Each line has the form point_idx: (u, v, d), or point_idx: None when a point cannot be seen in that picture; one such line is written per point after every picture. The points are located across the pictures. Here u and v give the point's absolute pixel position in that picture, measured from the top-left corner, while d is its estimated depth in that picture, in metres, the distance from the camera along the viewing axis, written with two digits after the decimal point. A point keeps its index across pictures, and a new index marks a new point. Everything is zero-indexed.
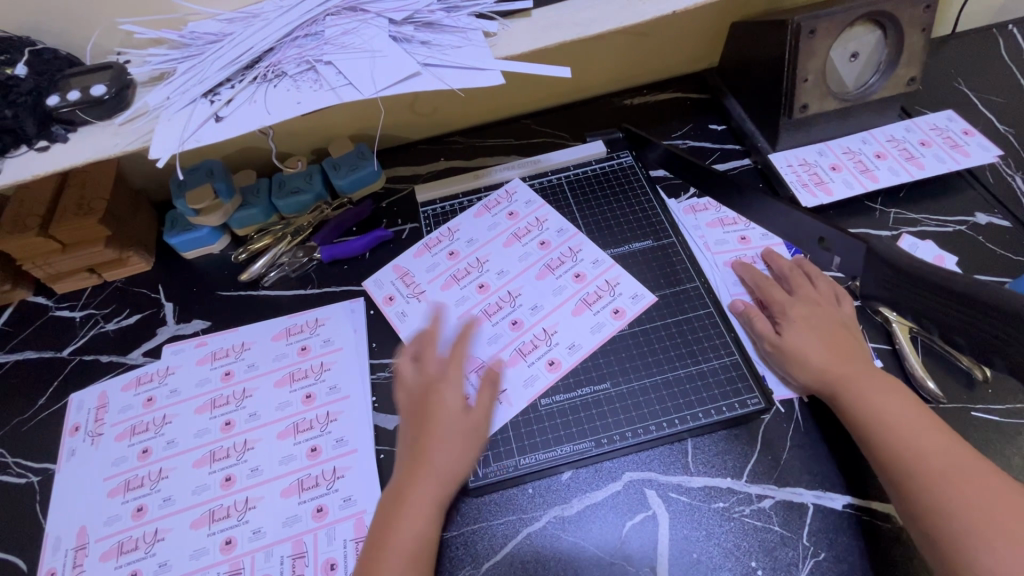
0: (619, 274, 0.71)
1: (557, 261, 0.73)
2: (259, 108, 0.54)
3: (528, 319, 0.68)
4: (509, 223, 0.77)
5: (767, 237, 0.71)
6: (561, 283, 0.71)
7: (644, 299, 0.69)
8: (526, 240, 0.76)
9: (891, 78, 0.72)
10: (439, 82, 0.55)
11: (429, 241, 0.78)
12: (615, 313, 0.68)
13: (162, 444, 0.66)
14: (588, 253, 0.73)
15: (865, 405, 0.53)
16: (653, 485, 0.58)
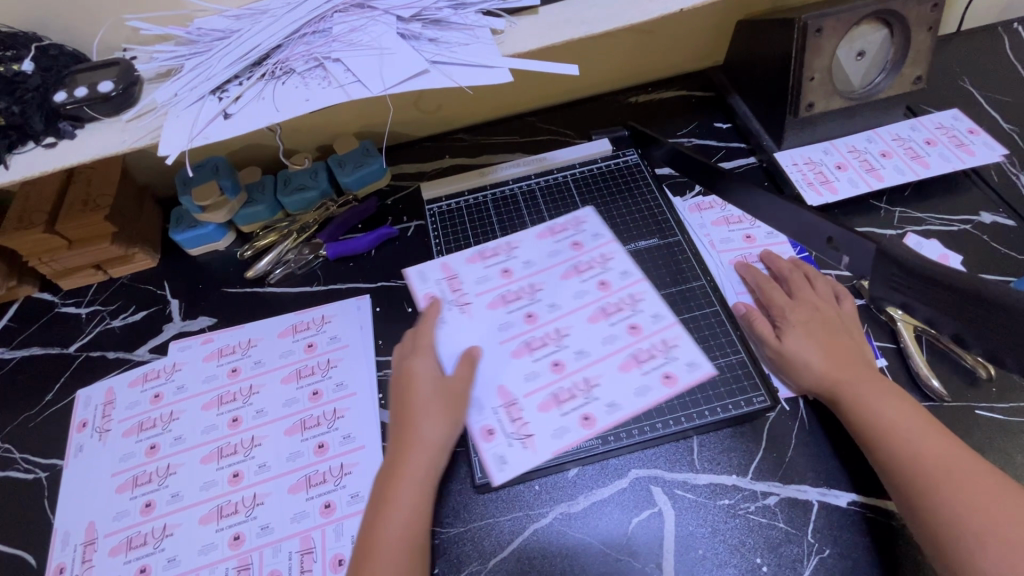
0: (678, 334, 0.65)
1: (614, 307, 0.68)
2: (267, 105, 0.54)
3: (570, 363, 0.64)
4: (572, 252, 0.73)
5: (771, 236, 0.72)
6: (614, 332, 0.66)
7: (701, 370, 0.62)
8: (587, 275, 0.71)
9: (898, 76, 0.72)
10: (447, 79, 0.55)
11: (485, 249, 0.75)
12: (666, 380, 0.62)
13: (170, 441, 0.66)
14: (651, 303, 0.68)
15: (866, 408, 0.54)
16: (660, 482, 0.59)
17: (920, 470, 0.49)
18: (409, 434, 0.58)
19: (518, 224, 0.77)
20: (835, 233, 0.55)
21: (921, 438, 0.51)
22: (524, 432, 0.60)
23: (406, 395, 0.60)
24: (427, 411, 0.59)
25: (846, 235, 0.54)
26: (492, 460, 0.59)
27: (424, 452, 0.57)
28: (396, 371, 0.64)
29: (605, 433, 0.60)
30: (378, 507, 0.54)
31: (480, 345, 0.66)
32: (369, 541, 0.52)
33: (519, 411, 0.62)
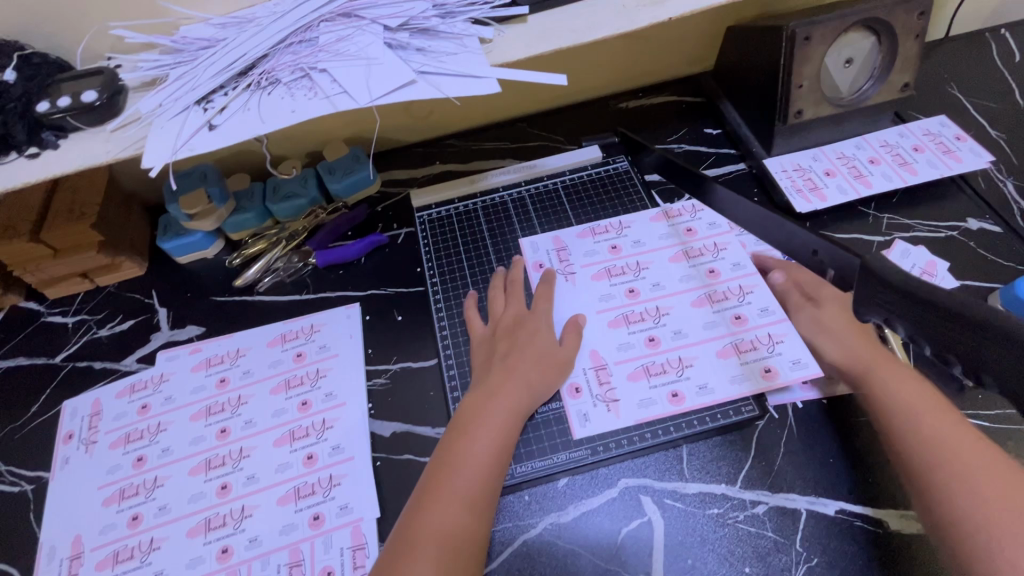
0: (785, 330, 0.64)
1: (720, 295, 0.68)
2: (253, 116, 0.54)
3: (666, 341, 0.66)
4: (684, 238, 0.74)
5: (759, 244, 0.72)
6: (717, 318, 0.67)
7: (805, 370, 0.62)
8: (696, 261, 0.72)
9: (886, 84, 0.73)
10: (434, 90, 0.54)
11: (597, 226, 0.76)
12: (764, 373, 0.62)
13: (157, 452, 0.65)
14: (760, 297, 0.67)
15: (885, 390, 0.54)
16: (649, 491, 0.59)
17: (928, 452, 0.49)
18: (499, 388, 0.59)
19: (508, 232, 0.78)
20: (819, 248, 0.44)
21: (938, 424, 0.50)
22: (609, 397, 0.63)
23: (509, 337, 0.65)
24: (522, 345, 0.63)
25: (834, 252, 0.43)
26: (576, 415, 0.62)
27: (507, 409, 0.58)
28: (494, 325, 0.67)
29: (695, 413, 0.61)
30: (452, 448, 0.55)
31: (582, 312, 0.69)
32: (435, 478, 0.53)
33: (607, 375, 0.64)
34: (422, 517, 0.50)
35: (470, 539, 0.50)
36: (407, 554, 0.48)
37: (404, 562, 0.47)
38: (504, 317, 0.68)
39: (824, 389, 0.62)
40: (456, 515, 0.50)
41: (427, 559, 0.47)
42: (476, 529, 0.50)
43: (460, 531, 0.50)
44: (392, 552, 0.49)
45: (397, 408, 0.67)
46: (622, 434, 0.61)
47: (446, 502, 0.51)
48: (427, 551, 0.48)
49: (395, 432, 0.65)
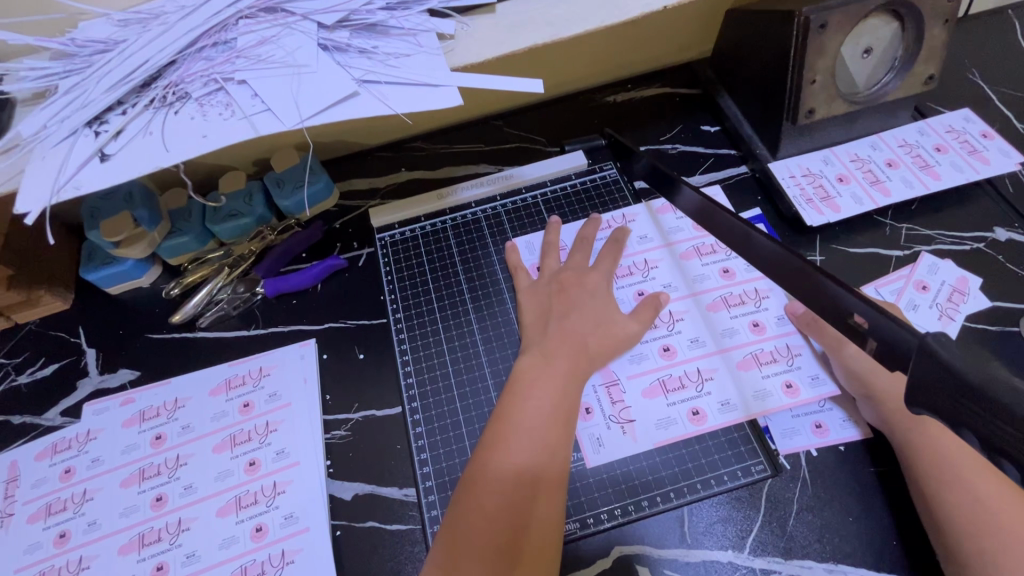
0: (804, 340, 0.58)
1: (735, 299, 0.62)
2: (155, 143, 0.43)
3: (682, 351, 0.59)
4: (696, 232, 0.66)
5: (751, 269, 0.63)
6: (734, 325, 0.60)
7: (825, 387, 0.56)
8: (708, 260, 0.64)
9: (908, 76, 0.64)
10: (380, 104, 0.44)
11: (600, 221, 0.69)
12: (786, 388, 0.56)
13: (82, 527, 0.57)
14: (777, 303, 0.61)
15: (930, 448, 0.48)
16: (647, 561, 0.51)
17: (981, 533, 0.43)
18: (564, 328, 0.57)
19: (480, 254, 0.68)
20: (857, 307, 0.37)
21: (996, 497, 0.44)
22: (624, 417, 0.56)
23: (575, 282, 0.61)
24: (588, 292, 0.60)
25: (876, 319, 0.35)
26: (587, 441, 0.55)
27: (575, 345, 0.56)
28: (551, 276, 0.63)
29: (718, 432, 0.55)
30: (516, 394, 0.52)
31: None
32: (499, 424, 0.51)
33: (620, 392, 0.57)
34: (490, 460, 0.48)
35: (542, 480, 0.48)
36: (478, 492, 0.47)
37: (475, 501, 0.47)
38: (563, 269, 0.63)
39: (841, 435, 0.54)
40: (524, 458, 0.48)
41: (499, 497, 0.47)
42: (549, 471, 0.48)
43: (532, 473, 0.48)
44: (462, 492, 0.48)
45: (358, 466, 0.58)
46: (639, 459, 0.55)
47: (514, 446, 0.49)
48: (497, 490, 0.47)
49: (357, 495, 0.57)
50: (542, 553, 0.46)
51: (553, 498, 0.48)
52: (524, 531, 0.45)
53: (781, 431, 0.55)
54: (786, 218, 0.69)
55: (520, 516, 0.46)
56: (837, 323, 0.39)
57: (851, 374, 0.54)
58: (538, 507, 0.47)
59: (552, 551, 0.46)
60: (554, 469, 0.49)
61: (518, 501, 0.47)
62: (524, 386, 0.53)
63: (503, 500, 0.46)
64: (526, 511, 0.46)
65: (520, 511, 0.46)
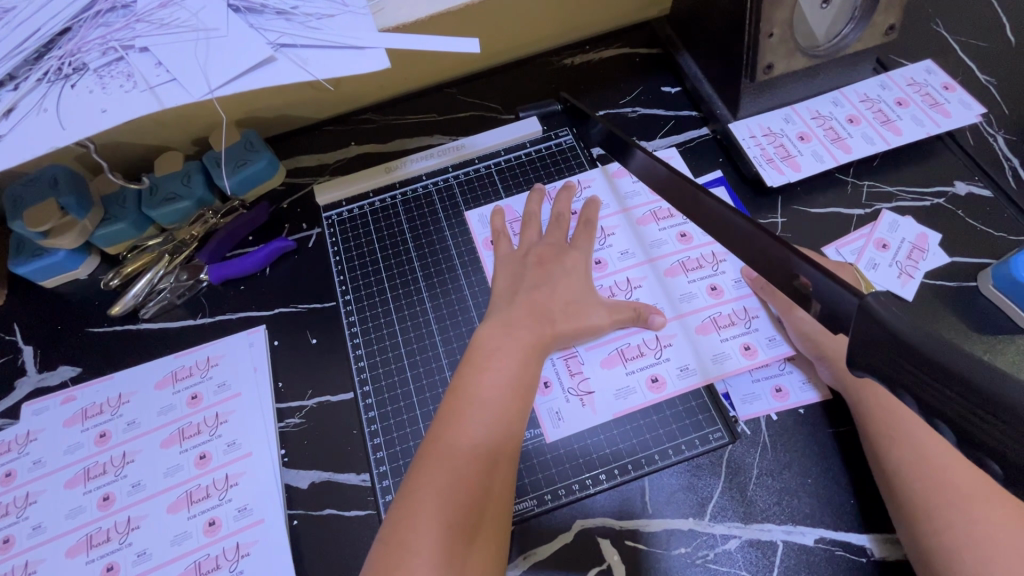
0: (761, 304, 0.57)
1: (693, 263, 0.60)
2: (51, 121, 0.39)
3: None
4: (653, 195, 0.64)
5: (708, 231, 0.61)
6: (692, 290, 0.59)
7: (782, 348, 0.55)
8: (666, 224, 0.63)
9: (868, 27, 0.61)
10: (299, 70, 0.41)
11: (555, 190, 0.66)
12: (744, 350, 0.55)
13: (26, 531, 0.54)
14: (734, 266, 0.59)
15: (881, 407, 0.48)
16: (608, 532, 0.51)
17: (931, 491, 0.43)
18: (527, 300, 0.55)
19: (432, 229, 0.66)
20: (801, 270, 0.36)
21: (943, 456, 0.44)
22: (582, 389, 0.55)
23: (530, 251, 0.59)
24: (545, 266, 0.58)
25: (819, 279, 0.35)
26: (546, 415, 0.54)
27: (533, 317, 0.53)
28: (522, 249, 0.60)
29: (677, 399, 0.55)
30: (475, 364, 0.51)
31: None
32: (456, 397, 0.49)
33: (578, 364, 0.56)
34: (451, 433, 0.47)
35: (503, 452, 0.47)
36: (439, 465, 0.45)
37: (435, 473, 0.45)
38: (536, 239, 0.60)
39: (800, 397, 0.54)
40: (485, 433, 0.47)
41: (461, 470, 0.45)
42: (507, 445, 0.47)
43: (493, 445, 0.47)
44: (420, 465, 0.46)
45: (313, 453, 0.57)
46: (598, 432, 0.54)
47: (471, 421, 0.47)
48: (456, 466, 0.45)
49: (314, 483, 0.55)
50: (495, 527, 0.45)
51: (511, 470, 0.48)
52: (485, 503, 0.45)
53: (741, 397, 0.55)
54: (747, 180, 0.67)
55: (480, 489, 0.45)
56: (782, 283, 0.38)
57: (805, 337, 0.53)
58: (498, 480, 0.46)
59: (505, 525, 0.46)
60: (514, 441, 0.48)
61: (475, 476, 0.45)
62: (483, 356, 0.51)
63: (464, 474, 0.45)
64: (484, 486, 0.45)
65: (481, 484, 0.45)
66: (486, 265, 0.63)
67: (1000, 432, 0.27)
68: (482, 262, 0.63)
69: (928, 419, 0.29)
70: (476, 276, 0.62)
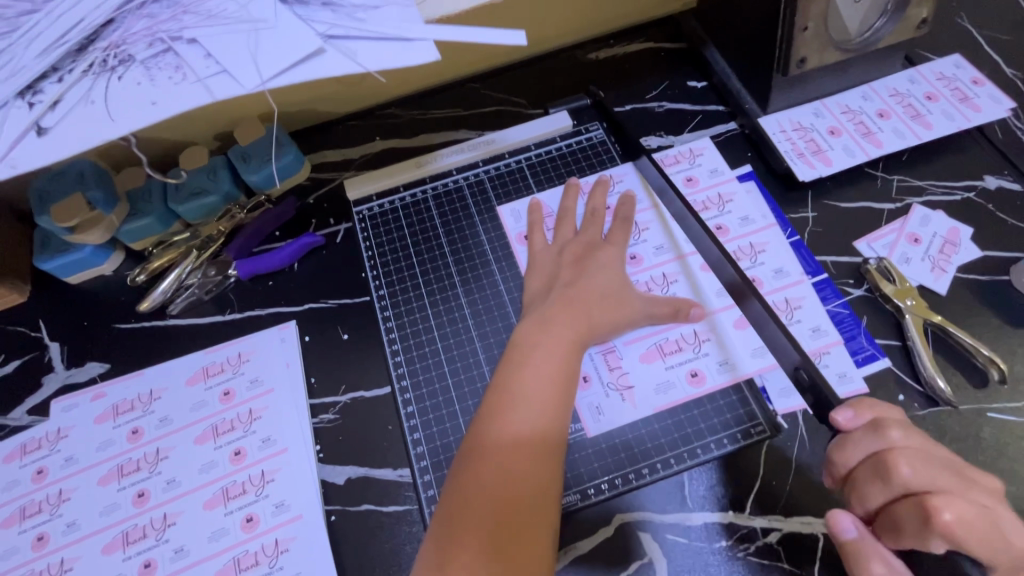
0: (801, 295, 0.59)
1: (732, 255, 0.62)
2: (99, 113, 0.39)
3: None
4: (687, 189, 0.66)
5: (743, 225, 0.63)
6: None
7: (824, 338, 0.57)
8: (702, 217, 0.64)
9: (901, 21, 0.61)
10: (349, 62, 0.40)
11: (586, 185, 0.66)
12: None
13: (61, 529, 0.54)
14: (771, 258, 0.61)
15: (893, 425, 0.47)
16: (648, 527, 0.51)
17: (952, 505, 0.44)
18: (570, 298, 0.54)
19: (465, 224, 0.65)
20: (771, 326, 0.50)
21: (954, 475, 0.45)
22: (622, 384, 0.55)
23: (567, 246, 0.59)
24: (585, 262, 0.58)
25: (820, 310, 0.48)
26: (586, 411, 0.54)
27: (572, 313, 0.53)
28: (558, 245, 0.60)
29: (717, 394, 0.55)
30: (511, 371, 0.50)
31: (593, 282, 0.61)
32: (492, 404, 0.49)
33: (617, 359, 0.56)
34: (488, 435, 0.47)
35: (542, 454, 0.47)
36: (478, 465, 0.46)
37: (474, 475, 0.45)
38: (574, 237, 0.60)
39: (839, 390, 0.55)
40: (521, 439, 0.47)
41: (499, 472, 0.45)
42: (545, 453, 0.47)
43: (530, 442, 0.47)
44: (460, 466, 0.46)
45: (349, 450, 0.56)
46: (639, 426, 0.54)
47: (507, 427, 0.47)
48: (492, 474, 0.45)
49: (350, 479, 0.55)
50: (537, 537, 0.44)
51: (552, 475, 0.47)
52: (525, 510, 0.44)
53: (777, 391, 0.54)
54: (777, 174, 0.67)
55: (519, 492, 0.45)
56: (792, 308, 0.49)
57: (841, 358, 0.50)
58: (538, 485, 0.45)
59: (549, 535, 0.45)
60: (553, 444, 0.47)
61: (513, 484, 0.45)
62: (520, 358, 0.51)
63: (501, 481, 0.45)
64: (522, 493, 0.45)
65: (521, 486, 0.45)
66: (520, 260, 0.62)
67: None
68: (516, 257, 0.63)
69: None
70: (510, 271, 0.62)
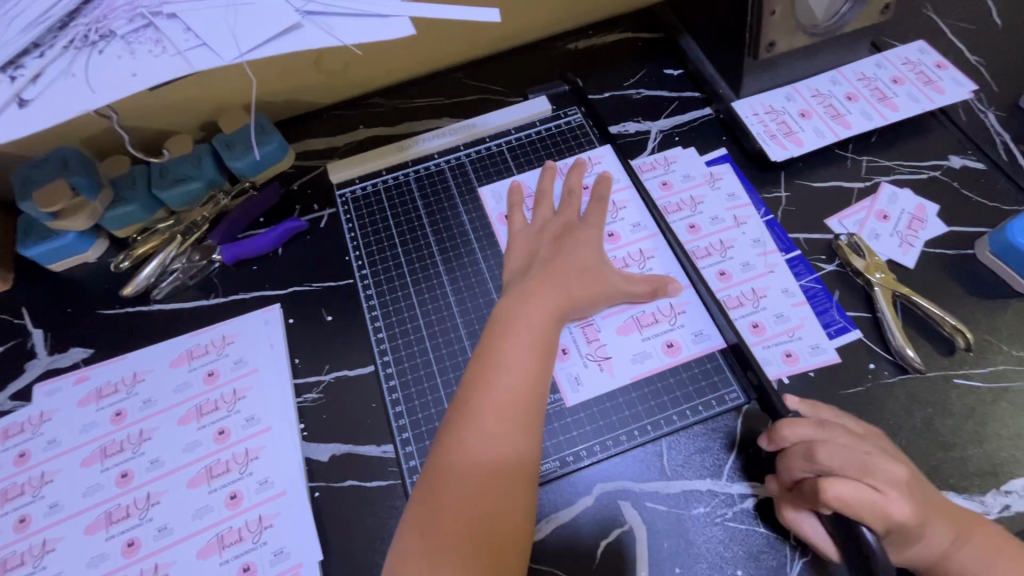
0: (767, 284, 0.60)
1: (702, 252, 0.62)
2: (80, 85, 0.40)
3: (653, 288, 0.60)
4: (662, 194, 0.67)
5: (715, 224, 0.64)
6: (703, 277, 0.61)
7: (789, 325, 0.58)
8: (674, 218, 0.65)
9: (865, 7, 0.63)
10: (326, 36, 0.41)
11: (565, 167, 0.67)
12: (752, 328, 0.58)
13: (43, 510, 0.54)
14: (754, 228, 0.63)
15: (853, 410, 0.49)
16: (628, 495, 0.52)
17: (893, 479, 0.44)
18: (549, 271, 0.55)
19: (447, 207, 0.66)
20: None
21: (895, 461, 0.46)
22: (600, 355, 0.56)
23: (546, 222, 0.61)
24: (564, 238, 0.59)
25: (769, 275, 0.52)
26: (566, 381, 0.55)
27: (547, 288, 0.54)
28: (538, 224, 0.61)
29: (693, 363, 0.56)
30: (480, 374, 0.49)
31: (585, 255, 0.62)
32: (462, 411, 0.47)
33: (595, 331, 0.58)
34: (456, 451, 0.46)
35: (513, 463, 0.46)
36: (445, 484, 0.44)
37: (443, 493, 0.44)
38: (553, 217, 0.61)
39: (810, 361, 0.56)
40: (493, 447, 0.46)
41: (470, 488, 0.44)
42: (518, 457, 0.46)
43: (503, 450, 0.46)
44: (426, 484, 0.45)
45: (333, 426, 0.57)
46: (616, 395, 0.55)
47: (478, 436, 0.46)
48: (466, 486, 0.44)
49: (334, 455, 0.56)
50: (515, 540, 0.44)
51: (522, 490, 0.46)
52: (502, 517, 0.44)
53: None
54: (751, 156, 0.69)
55: (489, 509, 0.44)
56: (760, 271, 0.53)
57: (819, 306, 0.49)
58: (507, 502, 0.44)
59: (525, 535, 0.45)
60: (523, 459, 0.46)
61: (487, 494, 0.44)
62: (486, 370, 0.49)
63: (476, 492, 0.44)
64: (498, 502, 0.44)
65: (487, 504, 0.44)
66: (500, 239, 0.64)
67: None
68: (497, 236, 0.64)
69: None
70: (492, 250, 0.63)
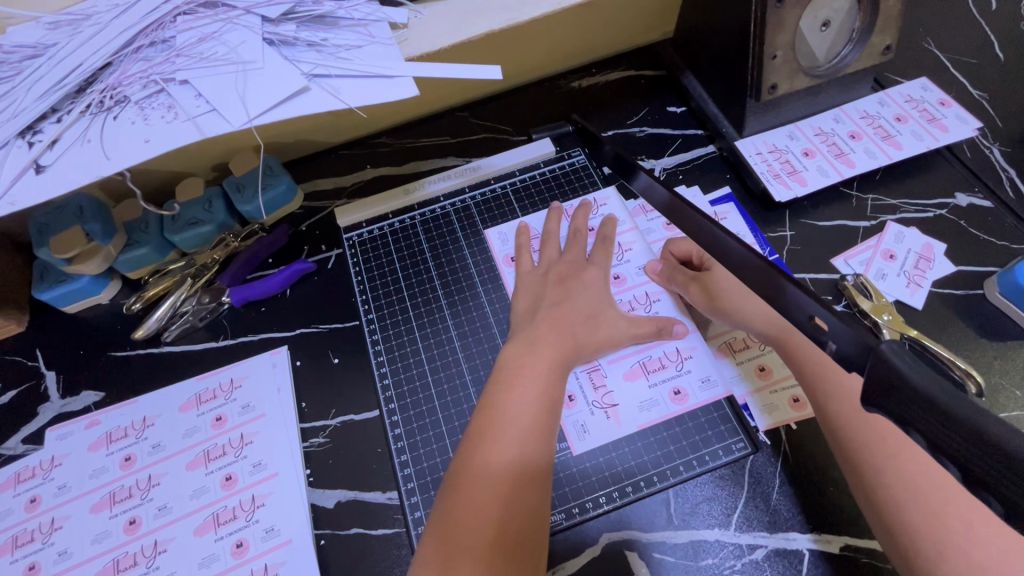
0: None
1: None
2: (95, 151, 0.41)
3: None
4: (667, 232, 0.66)
5: None
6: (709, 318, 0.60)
7: None
8: None
9: (867, 47, 0.64)
10: (332, 98, 0.43)
11: (570, 209, 0.68)
12: (759, 372, 0.57)
13: (53, 557, 0.54)
14: None
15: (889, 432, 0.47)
16: (635, 546, 0.51)
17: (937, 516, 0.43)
18: (555, 317, 0.56)
19: (452, 249, 0.68)
20: (817, 311, 0.37)
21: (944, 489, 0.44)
22: (606, 402, 0.56)
23: (553, 266, 0.61)
24: (568, 283, 0.59)
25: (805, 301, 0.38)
26: (572, 429, 0.55)
27: (554, 337, 0.54)
28: (543, 268, 0.62)
29: (698, 410, 0.56)
30: (502, 387, 0.51)
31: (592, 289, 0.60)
32: (487, 417, 0.50)
33: (601, 378, 0.58)
34: (471, 460, 0.47)
35: (532, 470, 0.47)
36: (462, 491, 0.46)
37: (465, 497, 0.46)
38: (559, 260, 0.62)
39: None
40: (514, 452, 0.47)
41: (490, 492, 0.46)
42: (535, 464, 0.48)
43: (523, 462, 0.47)
44: (449, 488, 0.47)
45: (339, 472, 0.57)
46: (622, 444, 0.55)
47: (501, 440, 0.48)
48: (484, 489, 0.46)
49: (340, 502, 0.56)
50: (531, 546, 0.45)
51: (538, 491, 0.47)
52: (521, 520, 0.45)
53: (759, 408, 0.56)
54: (755, 195, 0.69)
55: (510, 511, 0.45)
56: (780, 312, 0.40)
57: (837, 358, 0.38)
58: (525, 505, 0.46)
59: (541, 542, 0.46)
60: (537, 466, 0.48)
61: (507, 498, 0.46)
62: (508, 384, 0.51)
63: (494, 492, 0.46)
64: (518, 504, 0.46)
65: (502, 512, 0.45)
66: (506, 282, 0.65)
67: (1000, 477, 0.26)
68: (503, 280, 0.65)
69: (934, 456, 0.29)
70: (496, 293, 0.64)
